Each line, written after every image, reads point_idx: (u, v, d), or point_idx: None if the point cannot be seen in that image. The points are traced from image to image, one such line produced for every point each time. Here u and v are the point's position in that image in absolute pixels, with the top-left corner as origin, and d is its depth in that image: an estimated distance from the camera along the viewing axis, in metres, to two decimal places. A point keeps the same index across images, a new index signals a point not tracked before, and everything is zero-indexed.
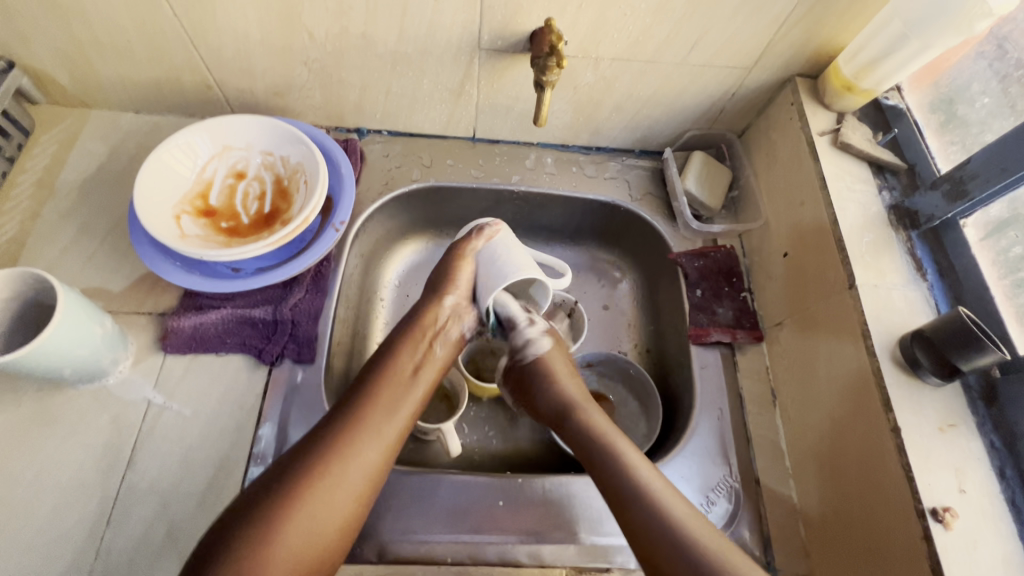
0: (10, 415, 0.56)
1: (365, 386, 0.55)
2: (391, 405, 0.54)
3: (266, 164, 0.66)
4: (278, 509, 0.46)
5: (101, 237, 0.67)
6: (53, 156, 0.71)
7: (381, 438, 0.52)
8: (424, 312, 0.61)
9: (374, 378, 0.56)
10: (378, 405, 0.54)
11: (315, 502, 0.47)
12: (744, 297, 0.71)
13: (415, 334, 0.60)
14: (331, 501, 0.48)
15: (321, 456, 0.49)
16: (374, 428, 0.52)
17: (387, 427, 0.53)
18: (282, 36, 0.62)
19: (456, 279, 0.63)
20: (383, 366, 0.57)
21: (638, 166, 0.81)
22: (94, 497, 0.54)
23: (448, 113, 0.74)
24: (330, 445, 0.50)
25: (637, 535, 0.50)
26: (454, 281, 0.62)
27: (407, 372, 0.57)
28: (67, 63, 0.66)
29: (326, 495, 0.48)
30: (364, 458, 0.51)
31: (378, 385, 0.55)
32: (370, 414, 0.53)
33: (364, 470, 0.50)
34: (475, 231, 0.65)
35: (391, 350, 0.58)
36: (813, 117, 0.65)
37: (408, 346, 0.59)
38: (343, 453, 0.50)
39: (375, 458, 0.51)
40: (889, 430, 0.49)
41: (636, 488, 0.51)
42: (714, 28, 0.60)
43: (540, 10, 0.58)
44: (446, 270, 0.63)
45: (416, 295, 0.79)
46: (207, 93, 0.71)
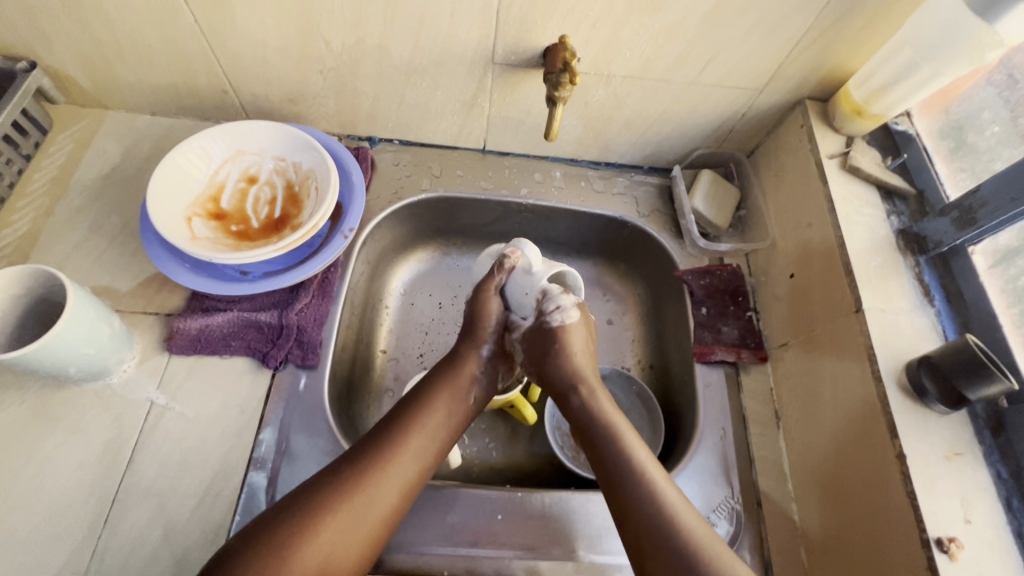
0: (13, 410, 0.56)
1: (406, 415, 0.55)
2: (419, 449, 0.53)
3: (278, 170, 0.67)
4: (302, 526, 0.45)
5: (113, 236, 0.67)
6: (68, 154, 0.72)
7: (410, 471, 0.52)
8: (462, 351, 0.60)
9: (415, 408, 0.55)
10: (415, 437, 0.53)
11: (329, 542, 0.46)
12: (749, 317, 0.71)
13: (462, 365, 0.60)
14: (353, 530, 0.47)
15: (351, 483, 0.49)
16: (398, 473, 0.51)
17: (413, 468, 0.52)
18: (299, 44, 0.63)
19: (486, 324, 0.62)
20: (416, 408, 0.55)
21: (646, 183, 0.81)
22: (92, 496, 0.53)
23: (460, 125, 0.75)
24: (361, 472, 0.50)
25: (640, 543, 0.47)
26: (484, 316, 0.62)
27: (448, 404, 0.57)
28: (87, 65, 0.67)
29: (342, 536, 0.46)
30: (390, 493, 0.50)
31: (419, 414, 0.55)
32: (401, 454, 0.52)
33: (384, 510, 0.49)
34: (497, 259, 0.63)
35: (435, 381, 0.58)
36: (823, 140, 0.66)
37: (454, 377, 0.58)
38: (373, 484, 0.49)
39: (400, 492, 0.50)
40: (894, 457, 0.49)
41: (650, 502, 0.49)
42: (726, 49, 0.61)
43: (554, 27, 0.59)
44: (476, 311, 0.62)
45: (427, 313, 0.79)
46: (223, 98, 0.72)
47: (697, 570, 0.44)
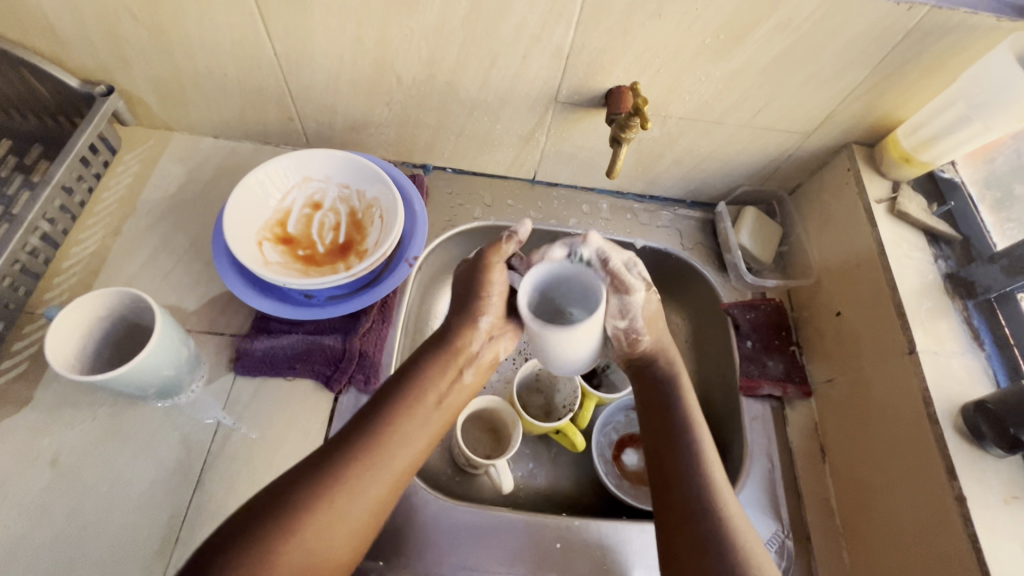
0: (85, 427, 0.57)
1: (378, 417, 0.50)
2: (407, 436, 0.50)
3: (342, 197, 0.68)
4: (276, 530, 0.43)
5: (178, 256, 0.69)
6: (135, 175, 0.74)
7: (389, 473, 0.49)
8: (461, 327, 0.57)
9: (391, 406, 0.51)
10: (392, 436, 0.50)
11: (309, 537, 0.44)
12: (793, 352, 0.73)
13: (443, 360, 0.55)
14: (332, 536, 0.45)
15: (327, 483, 0.46)
16: (382, 459, 0.48)
17: (400, 457, 0.49)
18: (371, 78, 0.65)
19: (486, 295, 0.56)
20: (407, 393, 0.52)
21: (689, 217, 0.83)
22: (164, 514, 0.55)
23: (514, 156, 0.77)
24: (336, 470, 0.47)
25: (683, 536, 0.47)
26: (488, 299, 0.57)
27: (428, 403, 0.53)
28: (162, 90, 0.70)
29: (324, 529, 0.44)
30: (371, 493, 0.47)
31: (396, 413, 0.51)
32: (385, 440, 0.49)
33: (370, 502, 0.47)
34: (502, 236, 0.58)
35: (413, 377, 0.54)
36: (870, 183, 0.68)
37: (433, 374, 0.54)
38: (347, 484, 0.46)
39: (379, 496, 0.48)
40: (954, 498, 0.50)
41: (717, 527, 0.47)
42: (781, 96, 0.64)
43: (621, 72, 0.62)
44: (475, 286, 0.57)
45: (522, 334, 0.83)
46: (287, 125, 0.75)
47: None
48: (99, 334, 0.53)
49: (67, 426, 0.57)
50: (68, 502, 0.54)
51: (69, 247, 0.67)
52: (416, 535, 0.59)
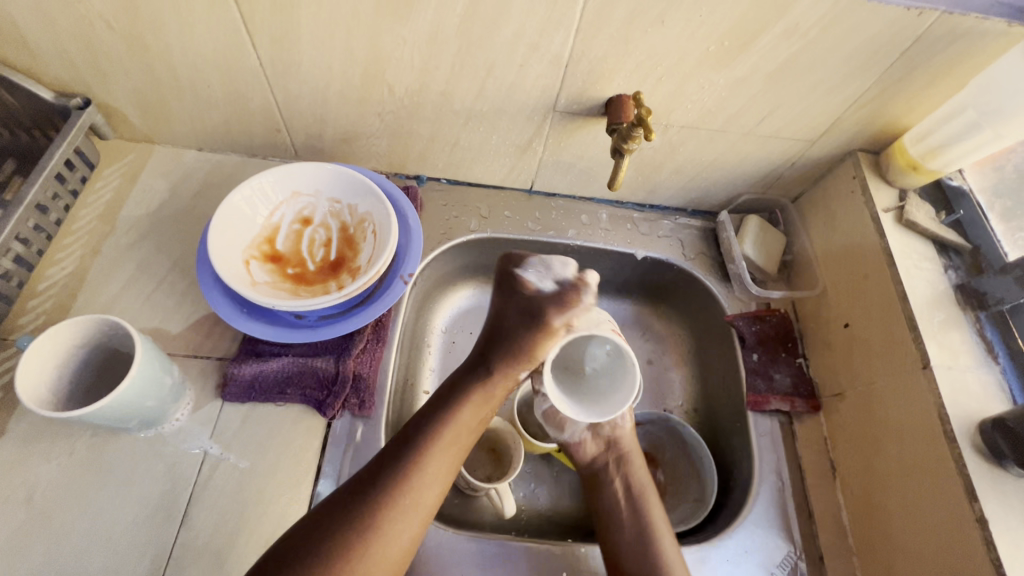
0: (62, 461, 0.54)
1: (408, 462, 0.50)
2: (440, 476, 0.51)
3: (333, 212, 0.66)
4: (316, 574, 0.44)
5: (162, 275, 0.66)
6: (115, 191, 0.70)
7: (414, 518, 0.49)
8: (503, 374, 0.57)
9: (426, 444, 0.52)
10: (426, 476, 0.51)
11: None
12: (800, 364, 0.71)
13: (476, 399, 0.56)
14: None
15: (365, 525, 0.47)
16: (419, 500, 0.50)
17: (434, 497, 0.51)
18: (362, 89, 0.63)
19: (537, 354, 0.58)
20: (439, 431, 0.53)
21: (690, 226, 0.81)
22: (148, 553, 0.52)
23: (510, 167, 0.75)
24: (373, 511, 0.48)
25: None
26: (535, 355, 0.58)
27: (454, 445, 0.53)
28: (142, 102, 0.67)
29: (362, 571, 0.46)
30: (406, 534, 0.48)
31: (430, 453, 0.52)
32: (420, 480, 0.50)
33: (405, 544, 0.48)
34: (571, 286, 0.58)
35: (440, 419, 0.54)
36: (876, 192, 0.66)
37: (465, 412, 0.55)
38: (385, 526, 0.47)
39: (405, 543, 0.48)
40: (974, 520, 0.49)
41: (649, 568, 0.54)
42: (785, 104, 0.62)
43: (621, 80, 0.60)
44: (530, 344, 0.57)
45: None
46: (274, 136, 0.72)
47: None
48: (78, 365, 0.50)
49: (43, 460, 0.54)
50: (44, 543, 0.51)
51: (45, 268, 0.64)
52: (414, 568, 0.56)
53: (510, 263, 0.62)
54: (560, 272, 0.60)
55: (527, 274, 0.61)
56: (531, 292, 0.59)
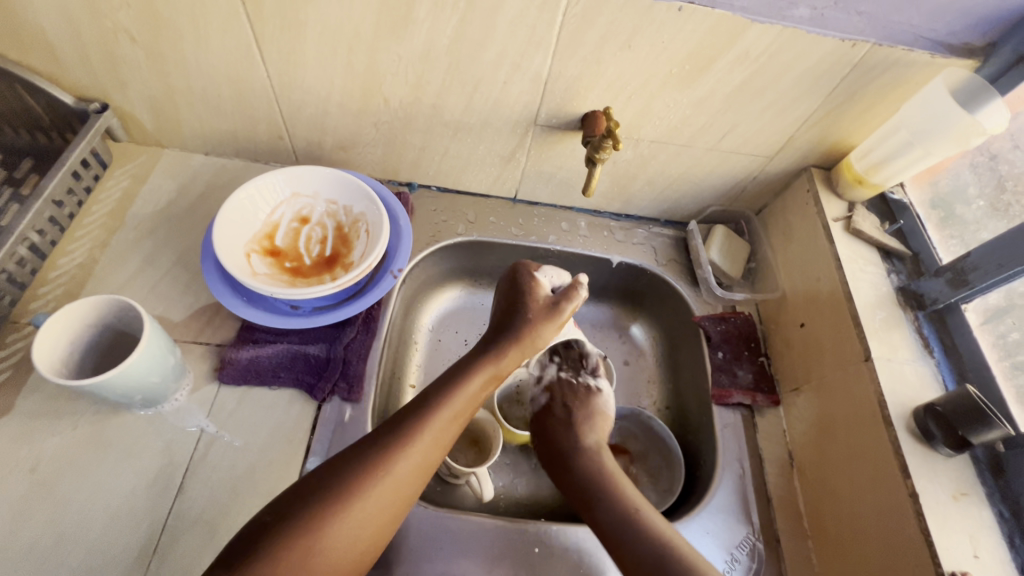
0: (66, 435, 0.58)
1: (428, 406, 0.56)
2: (456, 415, 0.57)
3: (329, 212, 0.71)
4: (347, 486, 0.50)
5: (166, 268, 0.70)
6: (125, 189, 0.75)
7: (425, 458, 0.54)
8: (515, 348, 0.64)
9: (448, 388, 0.58)
10: (446, 414, 0.56)
11: (374, 493, 0.50)
12: (761, 362, 0.76)
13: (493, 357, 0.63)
14: (390, 493, 0.51)
15: (393, 447, 0.52)
16: (436, 432, 0.55)
17: (449, 433, 0.56)
18: (361, 101, 0.69)
19: (538, 340, 0.66)
20: (460, 378, 0.59)
21: (663, 234, 0.88)
22: (145, 522, 0.55)
23: (496, 176, 0.81)
24: (399, 438, 0.53)
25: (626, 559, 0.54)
26: (540, 342, 0.66)
27: (467, 398, 0.59)
28: (155, 108, 0.72)
29: (385, 485, 0.51)
30: (422, 460, 0.53)
31: (450, 396, 0.58)
32: (440, 414, 0.56)
33: (420, 470, 0.53)
34: (570, 287, 0.68)
35: (461, 372, 0.60)
36: (828, 204, 0.73)
37: (484, 366, 0.62)
38: (405, 451, 0.53)
39: (411, 480, 0.53)
40: (908, 496, 0.53)
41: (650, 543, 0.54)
42: (743, 122, 0.69)
43: (595, 98, 0.66)
44: (533, 327, 0.65)
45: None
46: (277, 143, 0.77)
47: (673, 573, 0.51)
48: (84, 344, 0.54)
49: (48, 434, 0.57)
50: (45, 510, 0.54)
51: (57, 259, 0.68)
52: (397, 541, 0.59)
53: (523, 267, 0.71)
54: (560, 280, 0.72)
55: (541, 277, 0.71)
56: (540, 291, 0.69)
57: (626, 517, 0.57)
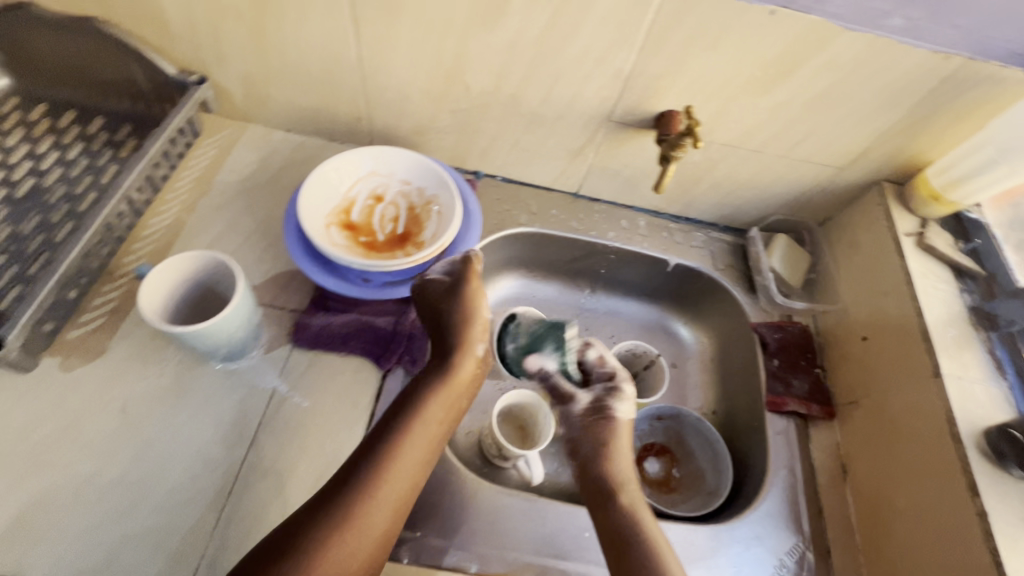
0: (152, 381, 0.61)
1: (377, 454, 0.51)
2: (414, 458, 0.52)
3: (402, 192, 0.73)
4: (307, 556, 0.45)
5: (247, 234, 0.74)
6: (212, 158, 0.80)
7: (402, 491, 0.51)
8: (463, 361, 0.59)
9: (400, 428, 0.53)
10: (401, 460, 0.51)
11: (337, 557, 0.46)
12: (817, 373, 0.76)
13: (444, 386, 0.57)
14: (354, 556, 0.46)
15: (351, 503, 0.48)
16: (393, 481, 0.50)
17: (408, 480, 0.51)
18: (443, 87, 0.71)
19: (473, 332, 0.61)
20: (411, 417, 0.54)
21: (721, 240, 0.88)
22: (220, 469, 0.58)
23: (561, 169, 0.82)
24: (356, 491, 0.48)
25: None
26: (475, 332, 0.61)
27: (432, 428, 0.55)
28: (248, 83, 0.76)
29: (348, 548, 0.46)
30: (382, 509, 0.49)
31: (404, 439, 0.52)
32: (394, 462, 0.51)
33: (382, 522, 0.49)
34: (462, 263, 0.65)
35: (411, 408, 0.55)
36: (899, 218, 0.72)
37: (436, 400, 0.56)
38: (363, 506, 0.48)
39: (389, 516, 0.49)
40: (975, 515, 0.53)
41: None
42: (819, 131, 0.69)
43: (673, 97, 0.67)
44: (456, 316, 0.61)
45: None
46: (355, 124, 0.81)
47: None
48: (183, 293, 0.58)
49: (136, 379, 0.61)
50: (131, 448, 0.58)
51: (149, 218, 0.73)
52: (451, 512, 0.61)
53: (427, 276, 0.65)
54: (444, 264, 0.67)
55: (433, 271, 0.66)
56: (435, 281, 0.64)
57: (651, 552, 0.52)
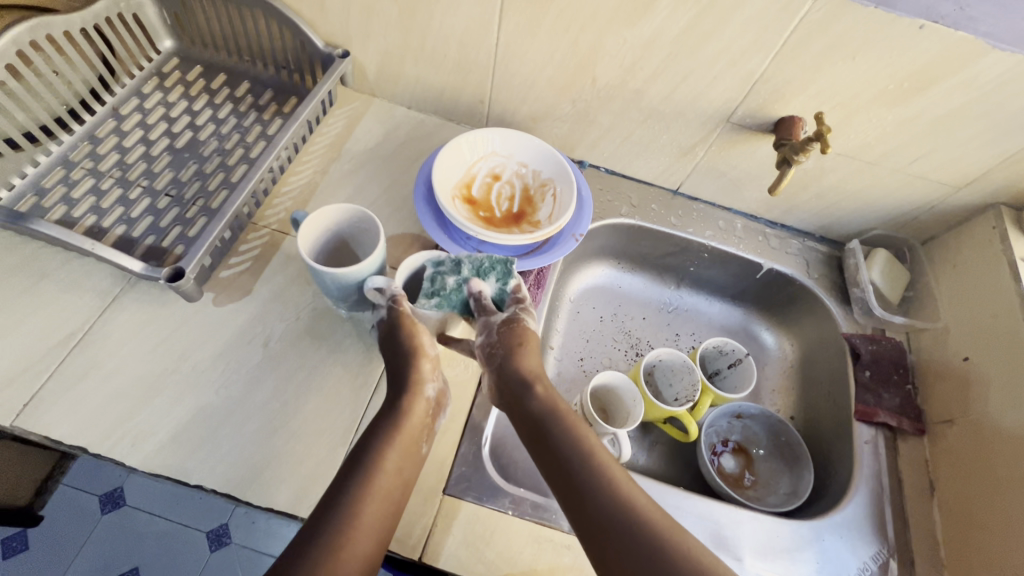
0: (291, 322, 0.68)
1: (347, 497, 0.50)
2: (384, 499, 0.51)
3: (519, 173, 0.77)
4: None
5: (372, 199, 0.80)
6: (342, 128, 0.86)
7: (376, 530, 0.50)
8: (415, 404, 0.58)
9: (363, 470, 0.52)
10: (371, 501, 0.51)
11: None
12: (909, 389, 0.76)
13: (400, 426, 0.56)
14: None
15: (331, 540, 0.47)
16: (369, 519, 0.50)
17: (384, 517, 0.51)
18: (570, 76, 0.75)
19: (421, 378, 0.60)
20: (370, 459, 0.53)
21: (817, 249, 0.89)
22: (348, 408, 0.63)
23: (667, 166, 0.85)
24: (331, 529, 0.48)
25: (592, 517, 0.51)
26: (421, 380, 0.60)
27: (395, 472, 0.54)
28: (385, 59, 0.82)
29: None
30: (367, 544, 0.48)
31: (371, 479, 0.52)
32: (366, 500, 0.50)
33: (366, 557, 0.48)
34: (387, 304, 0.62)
35: (375, 453, 0.54)
36: (1016, 242, 0.72)
37: (392, 443, 0.55)
38: (348, 539, 0.47)
39: (371, 546, 0.49)
40: None
41: (605, 493, 0.52)
42: (944, 148, 0.69)
43: (798, 103, 0.69)
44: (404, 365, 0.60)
45: (635, 327, 0.91)
46: (476, 105, 0.85)
47: (638, 527, 0.49)
48: (321, 251, 0.65)
49: (278, 319, 0.68)
50: (273, 380, 0.64)
51: (289, 177, 0.80)
52: None
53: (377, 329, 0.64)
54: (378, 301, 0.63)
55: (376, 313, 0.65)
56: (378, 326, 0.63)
57: (582, 453, 0.55)
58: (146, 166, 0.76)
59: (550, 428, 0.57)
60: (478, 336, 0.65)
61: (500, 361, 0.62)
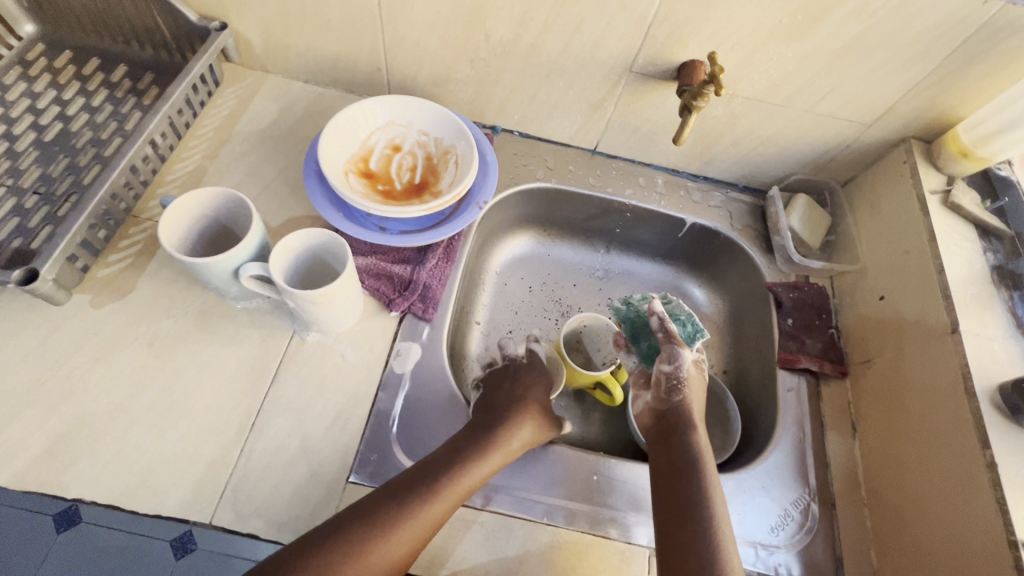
0: (179, 318, 0.64)
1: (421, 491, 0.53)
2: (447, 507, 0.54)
3: (420, 142, 0.73)
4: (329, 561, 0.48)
5: (267, 182, 0.75)
6: (231, 109, 0.80)
7: (438, 513, 0.53)
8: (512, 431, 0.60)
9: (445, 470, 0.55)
10: (437, 501, 0.53)
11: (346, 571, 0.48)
12: (831, 334, 0.75)
13: (489, 446, 0.58)
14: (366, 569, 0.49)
15: (377, 524, 0.50)
16: (417, 517, 0.52)
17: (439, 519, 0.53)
18: (462, 34, 0.71)
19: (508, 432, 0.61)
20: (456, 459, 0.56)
21: (741, 200, 0.87)
22: (242, 403, 0.60)
23: (580, 124, 0.82)
24: (386, 513, 0.51)
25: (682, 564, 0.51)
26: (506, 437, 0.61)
27: (470, 483, 0.55)
28: (268, 30, 0.76)
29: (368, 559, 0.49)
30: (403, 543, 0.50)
31: (447, 485, 0.54)
32: (431, 499, 0.53)
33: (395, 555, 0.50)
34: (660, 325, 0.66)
35: (463, 460, 0.56)
36: (925, 176, 0.71)
37: (475, 459, 0.57)
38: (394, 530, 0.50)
39: (401, 552, 0.50)
40: (983, 466, 0.53)
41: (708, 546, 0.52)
42: (847, 84, 0.67)
43: (696, 45, 0.66)
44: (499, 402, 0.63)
45: (565, 294, 0.88)
46: (374, 74, 0.80)
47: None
48: (208, 250, 0.62)
49: (164, 315, 0.63)
50: (159, 381, 0.60)
51: (173, 164, 0.74)
52: None
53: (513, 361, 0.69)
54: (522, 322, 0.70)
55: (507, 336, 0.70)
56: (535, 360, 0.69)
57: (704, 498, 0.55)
58: (10, 164, 0.70)
59: (693, 478, 0.57)
60: (662, 364, 0.65)
61: (674, 397, 0.64)
